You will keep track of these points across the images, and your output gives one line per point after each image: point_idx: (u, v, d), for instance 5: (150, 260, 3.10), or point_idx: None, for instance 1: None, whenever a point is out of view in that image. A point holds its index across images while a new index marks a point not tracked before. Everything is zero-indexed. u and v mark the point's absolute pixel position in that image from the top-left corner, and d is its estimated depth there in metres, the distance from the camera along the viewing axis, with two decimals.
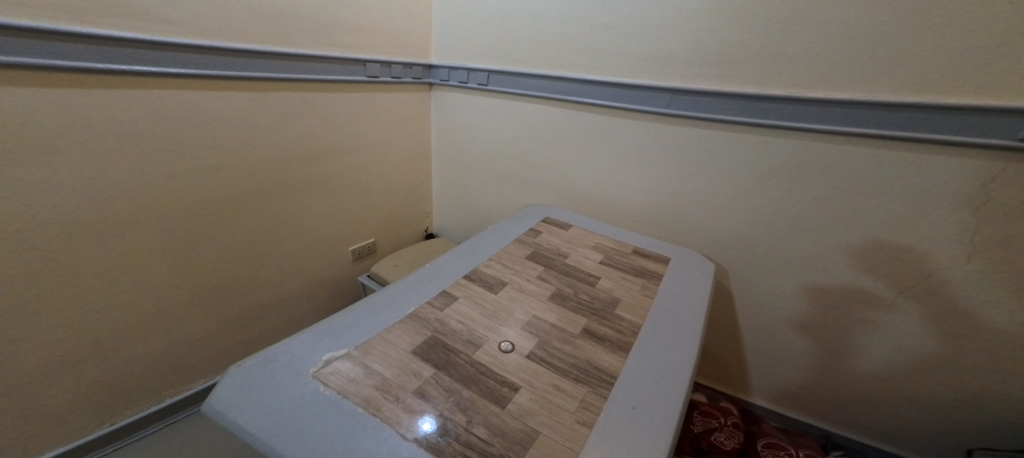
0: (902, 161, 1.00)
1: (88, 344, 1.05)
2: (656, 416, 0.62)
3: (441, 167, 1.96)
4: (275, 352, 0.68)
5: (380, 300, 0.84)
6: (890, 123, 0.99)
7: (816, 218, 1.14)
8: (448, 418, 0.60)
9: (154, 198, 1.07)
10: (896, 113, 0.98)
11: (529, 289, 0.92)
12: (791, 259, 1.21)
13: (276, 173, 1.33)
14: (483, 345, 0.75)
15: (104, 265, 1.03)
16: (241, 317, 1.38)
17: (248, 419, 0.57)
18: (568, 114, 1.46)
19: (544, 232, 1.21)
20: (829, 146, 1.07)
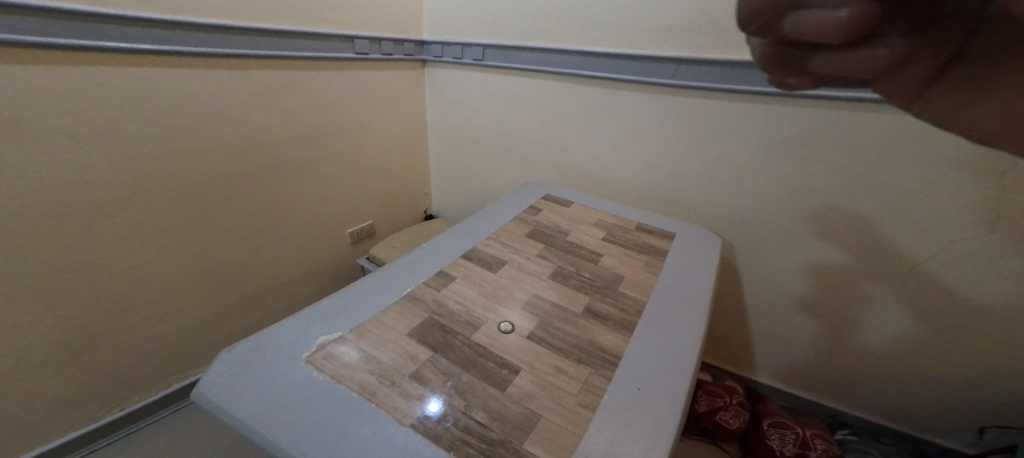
0: (922, 129, 0.94)
1: (85, 334, 1.03)
2: (661, 397, 0.60)
3: (438, 146, 1.91)
4: (266, 337, 0.65)
5: (376, 282, 0.81)
6: None
7: (827, 192, 1.09)
8: (446, 402, 0.58)
9: (141, 183, 1.03)
10: None
11: (529, 268, 0.89)
12: (799, 235, 1.17)
13: (266, 155, 1.29)
14: (482, 326, 0.72)
15: (92, 256, 0.99)
16: (240, 303, 1.37)
17: (237, 406, 0.54)
18: (567, 88, 1.40)
19: (544, 209, 1.17)
20: (844, 114, 1.01)
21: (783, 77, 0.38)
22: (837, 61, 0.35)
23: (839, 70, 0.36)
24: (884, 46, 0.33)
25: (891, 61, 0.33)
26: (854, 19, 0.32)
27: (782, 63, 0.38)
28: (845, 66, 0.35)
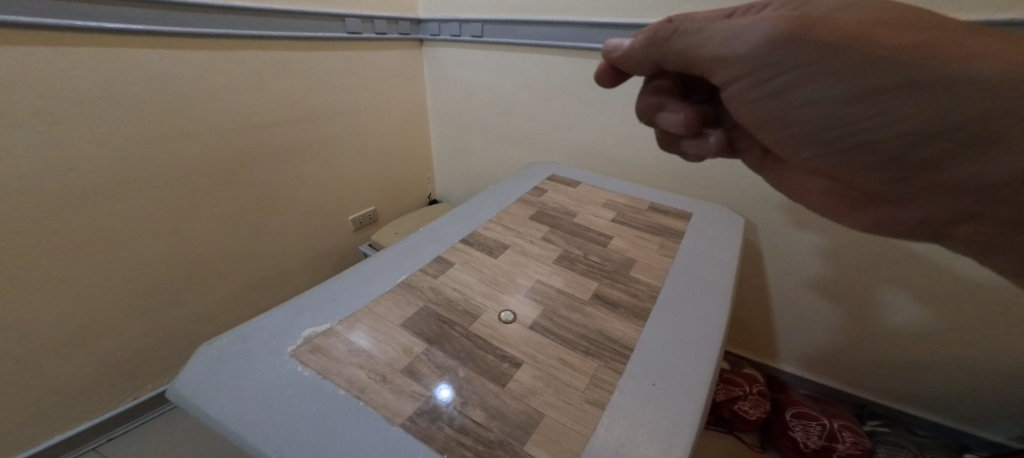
0: None
1: (83, 327, 1.00)
2: (677, 392, 0.54)
3: (439, 129, 1.84)
4: (250, 329, 0.59)
5: (370, 268, 0.76)
6: None
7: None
8: (446, 396, 0.53)
9: (127, 170, 0.98)
10: None
11: (532, 252, 0.83)
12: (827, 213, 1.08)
13: (259, 140, 1.24)
14: (481, 316, 0.67)
15: (84, 248, 0.96)
16: (242, 292, 1.34)
17: (210, 404, 0.48)
18: (572, 62, 1.31)
19: (549, 190, 1.11)
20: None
21: (676, 147, 0.64)
22: (696, 146, 0.60)
23: (697, 151, 0.61)
24: (711, 140, 0.59)
25: (717, 148, 0.60)
26: (691, 122, 0.57)
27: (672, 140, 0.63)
28: (700, 148, 0.60)
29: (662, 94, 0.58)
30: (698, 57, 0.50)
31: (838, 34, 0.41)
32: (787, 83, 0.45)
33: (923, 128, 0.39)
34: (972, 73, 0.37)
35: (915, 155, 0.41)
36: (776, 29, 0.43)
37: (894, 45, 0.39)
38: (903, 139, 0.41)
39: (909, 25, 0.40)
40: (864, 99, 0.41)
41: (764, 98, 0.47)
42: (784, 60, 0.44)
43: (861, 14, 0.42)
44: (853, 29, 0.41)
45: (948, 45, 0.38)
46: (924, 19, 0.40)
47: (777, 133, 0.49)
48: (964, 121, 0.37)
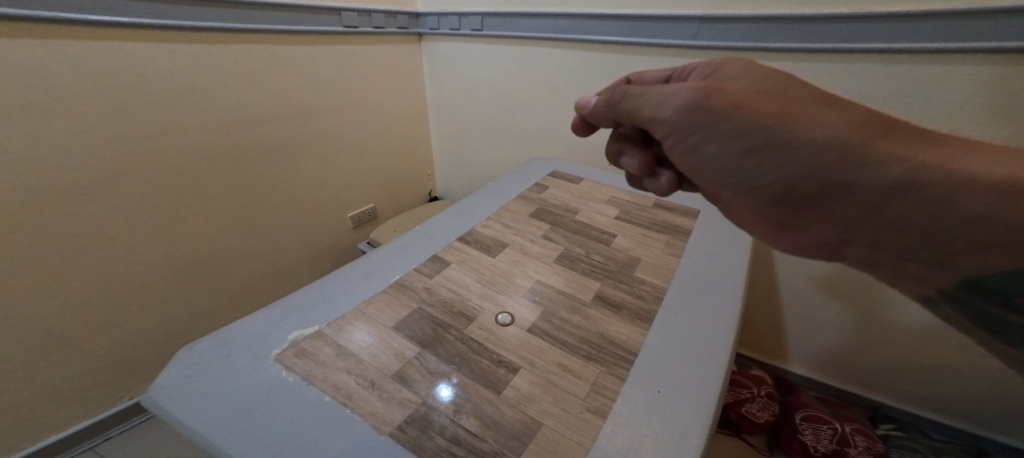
0: (1012, 80, 0.77)
1: (78, 328, 0.98)
2: (683, 401, 0.51)
3: (439, 125, 1.81)
4: (234, 333, 0.56)
5: (362, 268, 0.73)
6: (998, 34, 0.76)
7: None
8: (447, 393, 0.51)
9: (120, 167, 0.96)
10: (1013, 22, 0.74)
11: (532, 251, 0.80)
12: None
13: (253, 136, 1.21)
14: (476, 318, 0.64)
15: (76, 247, 0.93)
16: (241, 290, 1.33)
17: (187, 413, 0.45)
18: (574, 55, 1.27)
19: (551, 186, 1.07)
20: (900, 69, 0.86)
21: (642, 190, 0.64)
22: (654, 185, 0.60)
23: (657, 190, 0.61)
24: (667, 177, 0.59)
25: (675, 186, 0.59)
26: (643, 163, 0.58)
27: (636, 182, 0.63)
28: (659, 187, 0.60)
29: (619, 140, 0.60)
30: (639, 115, 0.53)
31: (726, 101, 0.46)
32: (700, 137, 0.49)
33: (794, 178, 0.44)
34: (819, 133, 0.41)
35: (804, 195, 0.44)
36: (686, 92, 0.48)
37: (762, 113, 0.44)
38: (782, 184, 0.45)
39: (777, 91, 0.45)
40: (750, 153, 0.46)
41: (687, 151, 0.51)
42: (693, 119, 0.48)
43: (743, 83, 0.48)
44: (736, 96, 0.46)
45: (802, 109, 0.43)
46: (786, 86, 0.46)
47: (702, 178, 0.52)
48: (819, 171, 0.42)
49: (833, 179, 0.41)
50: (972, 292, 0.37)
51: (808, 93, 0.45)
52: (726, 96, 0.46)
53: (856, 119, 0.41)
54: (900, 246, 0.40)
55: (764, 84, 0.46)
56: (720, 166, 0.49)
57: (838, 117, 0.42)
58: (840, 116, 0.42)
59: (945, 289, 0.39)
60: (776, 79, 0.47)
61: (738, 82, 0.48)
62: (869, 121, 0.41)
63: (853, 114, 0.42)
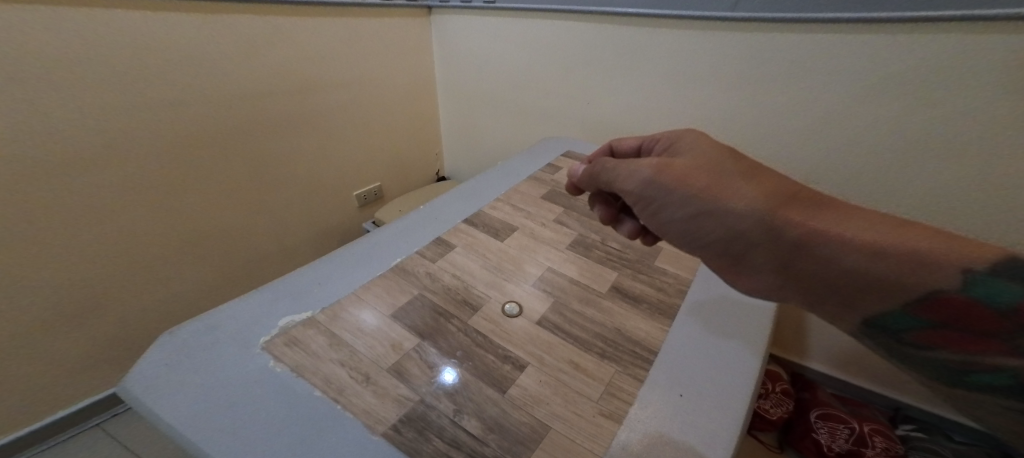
0: None
1: (78, 305, 0.96)
2: (708, 408, 0.46)
3: (449, 103, 1.73)
4: (220, 317, 0.52)
5: (360, 250, 0.68)
6: None
7: (914, 154, 0.84)
8: (451, 381, 0.48)
9: (114, 140, 0.92)
10: None
11: (544, 236, 0.74)
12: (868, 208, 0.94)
13: (253, 112, 1.16)
14: (482, 308, 0.59)
15: (71, 224, 0.90)
16: (245, 269, 1.30)
17: (162, 404, 0.41)
18: (592, 29, 1.17)
19: (564, 168, 1.01)
20: (978, 41, 0.71)
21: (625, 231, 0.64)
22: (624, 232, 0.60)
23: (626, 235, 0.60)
24: (630, 226, 0.58)
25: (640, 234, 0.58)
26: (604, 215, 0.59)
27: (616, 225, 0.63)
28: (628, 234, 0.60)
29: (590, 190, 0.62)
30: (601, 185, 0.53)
31: (666, 174, 0.45)
32: (645, 205, 0.48)
33: (724, 242, 0.43)
34: (736, 205, 0.41)
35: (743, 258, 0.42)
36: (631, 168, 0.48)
37: (695, 185, 0.43)
38: (716, 246, 0.44)
39: (708, 161, 0.45)
40: (692, 221, 0.44)
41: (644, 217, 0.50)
42: (639, 191, 0.47)
43: (687, 157, 0.47)
44: (678, 170, 0.45)
45: (728, 182, 0.42)
46: (718, 155, 0.46)
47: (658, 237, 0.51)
48: (740, 235, 0.41)
49: (753, 245, 0.40)
50: (876, 331, 0.34)
51: (742, 164, 0.44)
52: (672, 170, 0.45)
53: (774, 190, 0.41)
54: (813, 299, 0.38)
55: (704, 157, 0.46)
56: (667, 230, 0.48)
57: (757, 187, 0.41)
58: (762, 188, 0.41)
59: (856, 332, 0.36)
60: (714, 151, 0.47)
61: (684, 156, 0.47)
62: (786, 193, 0.41)
63: (774, 188, 0.41)
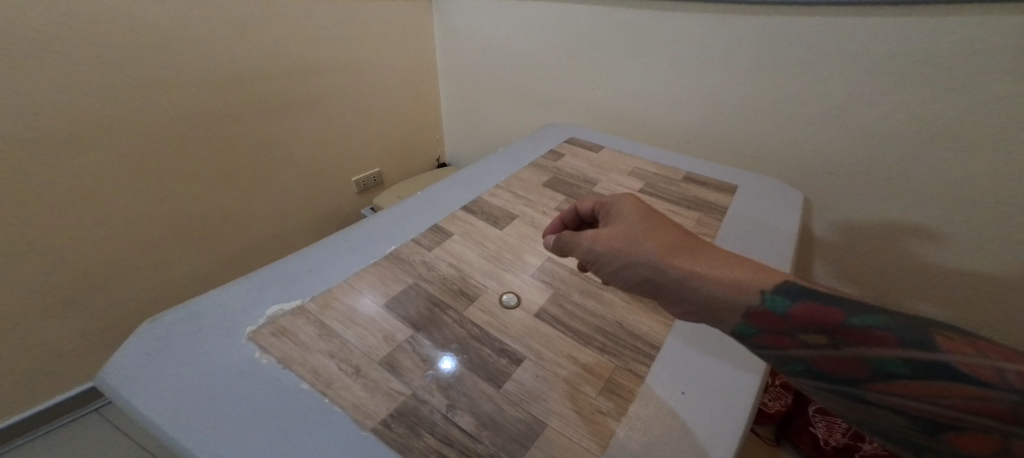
0: None
1: (72, 289, 0.94)
2: (712, 406, 0.44)
3: (450, 87, 1.69)
4: (206, 305, 0.50)
5: (355, 236, 0.66)
6: None
7: (933, 145, 0.80)
8: (449, 370, 0.47)
9: (104, 120, 0.89)
10: None
11: (545, 225, 0.72)
12: (880, 202, 0.90)
13: (249, 95, 1.12)
14: (479, 298, 0.57)
15: (63, 207, 0.88)
16: (242, 254, 1.28)
17: (140, 396, 0.39)
18: (599, 11, 1.12)
19: (568, 155, 0.97)
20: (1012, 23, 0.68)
21: None
22: None
23: None
24: None
25: None
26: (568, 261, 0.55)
27: None
28: None
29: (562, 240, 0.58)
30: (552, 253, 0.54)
31: (592, 240, 0.47)
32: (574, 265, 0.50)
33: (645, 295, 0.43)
34: (643, 263, 0.42)
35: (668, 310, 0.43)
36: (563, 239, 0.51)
37: (610, 246, 0.45)
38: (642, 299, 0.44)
39: (631, 221, 0.46)
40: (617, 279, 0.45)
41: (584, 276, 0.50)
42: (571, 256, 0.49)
43: (615, 221, 0.48)
44: (606, 237, 0.46)
45: (637, 241, 0.44)
46: (644, 214, 0.47)
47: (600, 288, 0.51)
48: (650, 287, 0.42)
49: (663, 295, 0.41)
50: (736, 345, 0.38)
51: (658, 224, 0.45)
52: (603, 237, 0.46)
53: (684, 247, 0.42)
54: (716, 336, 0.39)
55: (632, 218, 0.46)
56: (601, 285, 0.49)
57: (668, 243, 0.42)
58: (674, 245, 0.42)
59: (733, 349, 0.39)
60: (647, 214, 0.47)
61: (613, 221, 0.48)
62: (698, 250, 0.41)
63: (676, 244, 0.42)
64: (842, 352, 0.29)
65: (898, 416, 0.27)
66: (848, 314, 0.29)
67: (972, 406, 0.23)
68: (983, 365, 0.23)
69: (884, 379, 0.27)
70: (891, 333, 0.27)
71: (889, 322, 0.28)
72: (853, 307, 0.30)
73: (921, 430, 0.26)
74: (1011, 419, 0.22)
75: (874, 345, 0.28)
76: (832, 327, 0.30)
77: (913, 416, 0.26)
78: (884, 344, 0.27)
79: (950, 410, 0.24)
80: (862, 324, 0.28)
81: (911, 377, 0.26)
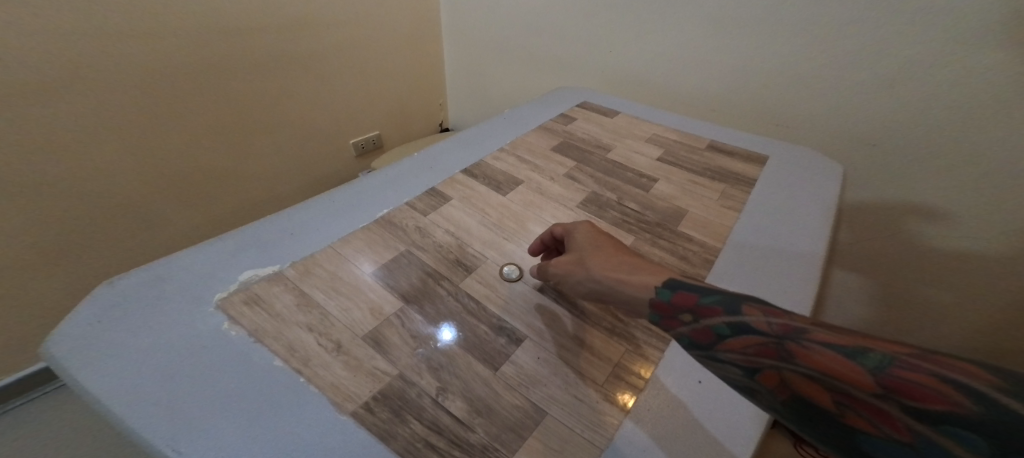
0: None
1: (54, 249, 0.88)
2: (733, 397, 0.39)
3: (455, 47, 1.58)
4: (172, 268, 0.45)
5: (343, 198, 0.59)
6: None
7: (1000, 120, 0.70)
8: (447, 338, 0.43)
9: (79, 64, 0.80)
10: None
11: (553, 192, 0.65)
12: (923, 185, 0.80)
13: (239, 46, 1.03)
14: (477, 270, 0.51)
15: (39, 160, 0.80)
16: (234, 216, 1.21)
17: (89, 368, 0.35)
18: None
19: (579, 119, 0.89)
20: None
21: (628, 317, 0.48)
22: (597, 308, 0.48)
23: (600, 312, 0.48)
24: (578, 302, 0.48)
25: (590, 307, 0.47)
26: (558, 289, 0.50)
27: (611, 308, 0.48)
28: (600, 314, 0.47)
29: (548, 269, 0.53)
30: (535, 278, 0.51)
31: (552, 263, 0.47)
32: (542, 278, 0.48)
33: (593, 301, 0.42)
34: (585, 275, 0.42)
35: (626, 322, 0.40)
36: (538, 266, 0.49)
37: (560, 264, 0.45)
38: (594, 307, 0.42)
39: (582, 244, 0.46)
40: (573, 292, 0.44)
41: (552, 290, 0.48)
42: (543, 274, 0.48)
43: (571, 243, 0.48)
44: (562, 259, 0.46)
45: (583, 258, 0.44)
46: (595, 239, 0.46)
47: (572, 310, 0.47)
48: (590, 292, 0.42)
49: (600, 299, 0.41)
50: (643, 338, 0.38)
51: (610, 245, 0.45)
52: (559, 260, 0.46)
53: (620, 261, 0.42)
54: None
55: (583, 238, 0.46)
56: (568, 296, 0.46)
57: (605, 260, 0.42)
58: (611, 261, 0.42)
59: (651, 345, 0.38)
60: (603, 237, 0.47)
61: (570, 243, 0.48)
62: (635, 265, 0.41)
63: (611, 259, 0.42)
64: (692, 323, 0.32)
65: (721, 369, 0.30)
66: (698, 294, 0.34)
67: (762, 350, 0.28)
68: (768, 319, 0.29)
69: (712, 340, 0.31)
70: (721, 306, 0.32)
71: (721, 297, 0.32)
72: (700, 289, 0.34)
73: (736, 379, 0.29)
74: (781, 356, 0.27)
75: (710, 314, 0.32)
76: (687, 304, 0.33)
77: (730, 367, 0.29)
78: (715, 312, 0.31)
79: (747, 357, 0.28)
80: (705, 300, 0.33)
81: (729, 335, 0.30)
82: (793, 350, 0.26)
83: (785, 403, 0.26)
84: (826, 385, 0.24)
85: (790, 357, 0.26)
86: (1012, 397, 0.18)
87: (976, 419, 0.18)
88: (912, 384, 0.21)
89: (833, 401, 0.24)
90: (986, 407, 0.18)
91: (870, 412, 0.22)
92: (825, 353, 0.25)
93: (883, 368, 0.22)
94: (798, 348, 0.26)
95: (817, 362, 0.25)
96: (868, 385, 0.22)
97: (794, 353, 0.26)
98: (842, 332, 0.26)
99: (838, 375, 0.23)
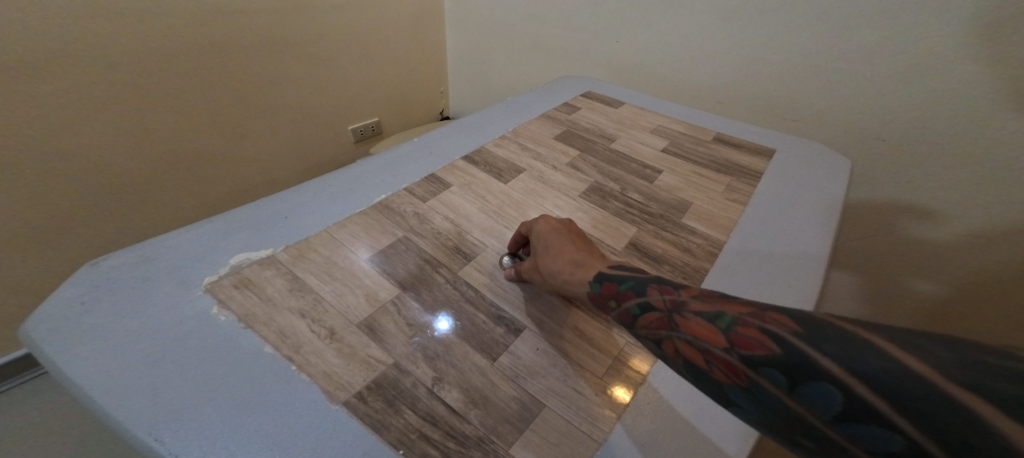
0: None
1: (47, 227, 0.85)
2: None
3: (458, 33, 1.55)
4: (159, 250, 0.44)
5: (339, 182, 0.58)
6: None
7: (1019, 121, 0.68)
8: (444, 328, 0.42)
9: (73, 36, 0.77)
10: None
11: (555, 181, 0.64)
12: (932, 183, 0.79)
13: (239, 24, 1.00)
14: (476, 258, 0.50)
15: (33, 136, 0.78)
16: (230, 200, 1.19)
17: (70, 354, 0.33)
18: None
19: (583, 108, 0.87)
20: None
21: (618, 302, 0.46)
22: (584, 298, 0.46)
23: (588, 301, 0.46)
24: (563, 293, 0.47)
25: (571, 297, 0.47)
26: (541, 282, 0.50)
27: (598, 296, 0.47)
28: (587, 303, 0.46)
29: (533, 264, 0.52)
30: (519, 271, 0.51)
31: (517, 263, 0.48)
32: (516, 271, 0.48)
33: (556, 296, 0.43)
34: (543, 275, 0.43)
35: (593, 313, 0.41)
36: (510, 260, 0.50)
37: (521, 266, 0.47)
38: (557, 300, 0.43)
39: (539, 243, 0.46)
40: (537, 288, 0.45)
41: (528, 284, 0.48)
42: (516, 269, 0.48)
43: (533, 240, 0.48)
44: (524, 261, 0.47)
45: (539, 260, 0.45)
46: (550, 234, 0.46)
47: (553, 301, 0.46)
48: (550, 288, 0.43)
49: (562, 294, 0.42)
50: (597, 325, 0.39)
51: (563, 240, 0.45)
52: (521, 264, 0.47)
53: (571, 260, 0.42)
54: None
55: (539, 236, 0.47)
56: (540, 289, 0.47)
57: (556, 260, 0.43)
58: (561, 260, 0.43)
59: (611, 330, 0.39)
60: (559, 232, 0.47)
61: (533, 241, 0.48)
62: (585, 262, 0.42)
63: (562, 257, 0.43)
64: (612, 308, 0.34)
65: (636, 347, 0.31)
66: (616, 282, 0.35)
67: (656, 325, 0.29)
68: (661, 297, 0.30)
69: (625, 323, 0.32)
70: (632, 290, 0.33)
71: (633, 282, 0.34)
72: (620, 278, 0.36)
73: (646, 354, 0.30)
74: (669, 327, 0.28)
75: (622, 299, 0.33)
76: (611, 293, 0.35)
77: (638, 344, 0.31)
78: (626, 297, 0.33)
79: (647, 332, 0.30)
80: (622, 287, 0.34)
81: (635, 315, 0.31)
82: (676, 321, 0.28)
83: (679, 369, 0.27)
84: (698, 348, 0.25)
85: (674, 328, 0.28)
86: (807, 340, 0.20)
87: (785, 362, 0.21)
88: (748, 337, 0.23)
89: (704, 362, 0.25)
90: (790, 352, 0.21)
91: (725, 367, 0.24)
92: (697, 320, 0.26)
93: (732, 327, 0.24)
94: (679, 318, 0.27)
95: (692, 328, 0.26)
96: (720, 343, 0.24)
97: (678, 323, 0.27)
98: (712, 299, 0.27)
99: (704, 337, 0.25)
